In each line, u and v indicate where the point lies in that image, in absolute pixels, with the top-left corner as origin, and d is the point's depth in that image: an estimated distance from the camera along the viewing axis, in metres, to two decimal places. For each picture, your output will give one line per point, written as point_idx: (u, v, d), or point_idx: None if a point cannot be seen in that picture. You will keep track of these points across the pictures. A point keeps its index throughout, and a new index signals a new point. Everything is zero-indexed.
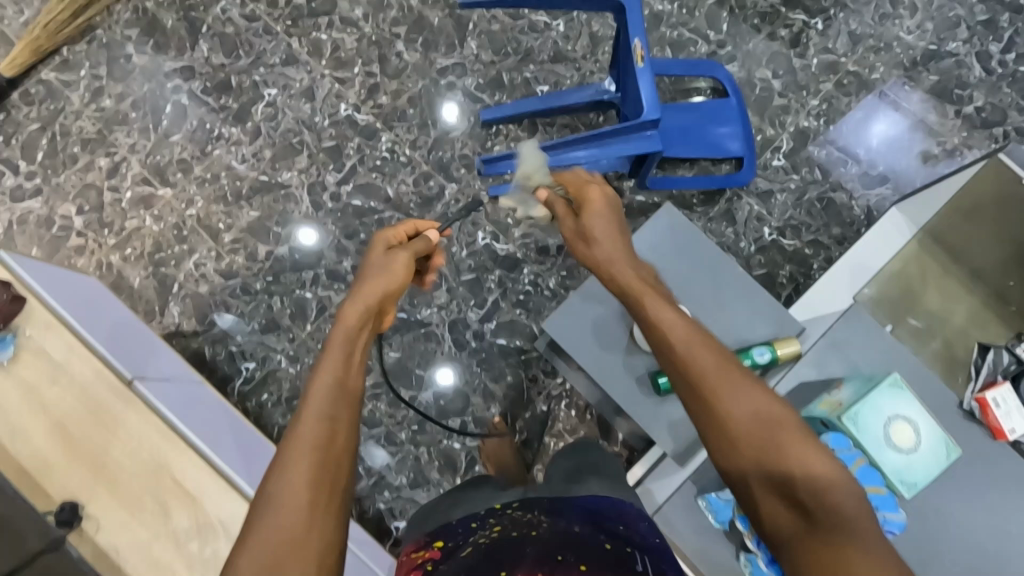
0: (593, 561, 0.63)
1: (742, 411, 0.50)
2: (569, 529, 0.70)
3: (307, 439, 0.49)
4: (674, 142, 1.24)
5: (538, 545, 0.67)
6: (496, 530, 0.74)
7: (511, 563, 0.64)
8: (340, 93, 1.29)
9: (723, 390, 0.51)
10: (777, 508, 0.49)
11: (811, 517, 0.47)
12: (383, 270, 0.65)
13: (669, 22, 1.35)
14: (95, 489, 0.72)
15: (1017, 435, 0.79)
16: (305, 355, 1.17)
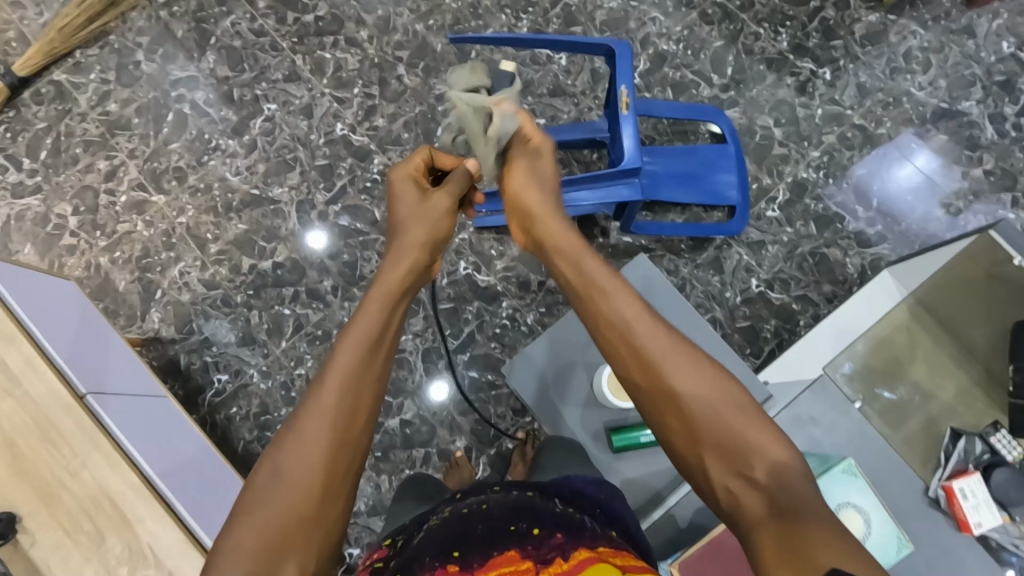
0: (545, 524, 0.65)
1: (694, 389, 0.52)
2: (520, 497, 0.71)
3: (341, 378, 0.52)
4: (666, 185, 1.22)
5: (488, 521, 0.67)
6: (445, 510, 0.72)
7: (467, 545, 0.63)
8: (337, 113, 1.30)
9: (671, 367, 0.53)
10: (737, 491, 0.49)
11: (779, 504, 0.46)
12: (423, 213, 0.67)
13: (673, 63, 1.33)
14: (34, 505, 0.72)
15: (983, 528, 0.84)
16: (278, 371, 1.18)
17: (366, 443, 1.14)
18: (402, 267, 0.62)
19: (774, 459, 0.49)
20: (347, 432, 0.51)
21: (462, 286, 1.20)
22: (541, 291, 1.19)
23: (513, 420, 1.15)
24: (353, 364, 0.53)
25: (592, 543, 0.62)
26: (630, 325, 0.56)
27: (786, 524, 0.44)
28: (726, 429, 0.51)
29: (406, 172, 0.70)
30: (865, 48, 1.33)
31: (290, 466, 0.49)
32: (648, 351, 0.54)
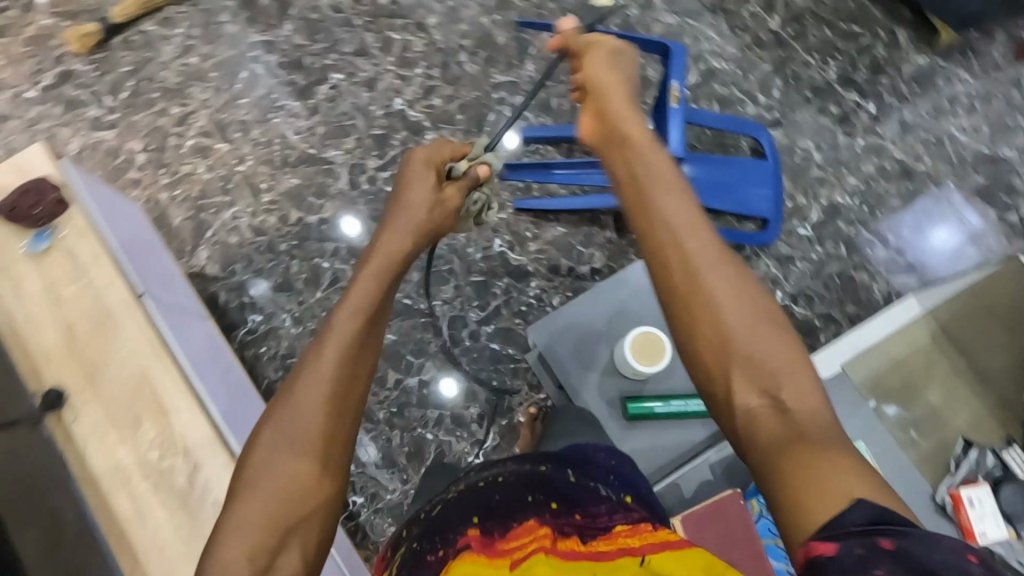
0: (562, 500, 0.68)
1: (732, 310, 0.57)
2: (534, 469, 0.72)
3: (329, 366, 0.61)
4: (702, 192, 1.26)
5: (505, 492, 0.68)
6: (460, 480, 0.72)
7: (487, 513, 0.64)
8: (398, 89, 1.37)
9: (719, 285, 0.58)
10: (757, 409, 0.55)
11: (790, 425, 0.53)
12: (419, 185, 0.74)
13: (722, 80, 1.38)
14: (81, 383, 0.77)
15: (987, 536, 0.87)
16: (308, 319, 1.23)
17: (384, 396, 1.17)
18: (401, 245, 0.72)
19: (793, 390, 0.55)
20: (340, 402, 0.60)
21: (494, 262, 1.24)
22: (569, 276, 1.24)
23: (527, 395, 1.18)
24: (338, 353, 0.62)
25: (607, 518, 0.64)
26: (677, 237, 0.60)
27: (799, 453, 0.50)
28: (755, 350, 0.56)
29: (424, 155, 0.77)
30: (912, 88, 1.37)
31: (297, 434, 0.58)
32: (700, 268, 0.59)
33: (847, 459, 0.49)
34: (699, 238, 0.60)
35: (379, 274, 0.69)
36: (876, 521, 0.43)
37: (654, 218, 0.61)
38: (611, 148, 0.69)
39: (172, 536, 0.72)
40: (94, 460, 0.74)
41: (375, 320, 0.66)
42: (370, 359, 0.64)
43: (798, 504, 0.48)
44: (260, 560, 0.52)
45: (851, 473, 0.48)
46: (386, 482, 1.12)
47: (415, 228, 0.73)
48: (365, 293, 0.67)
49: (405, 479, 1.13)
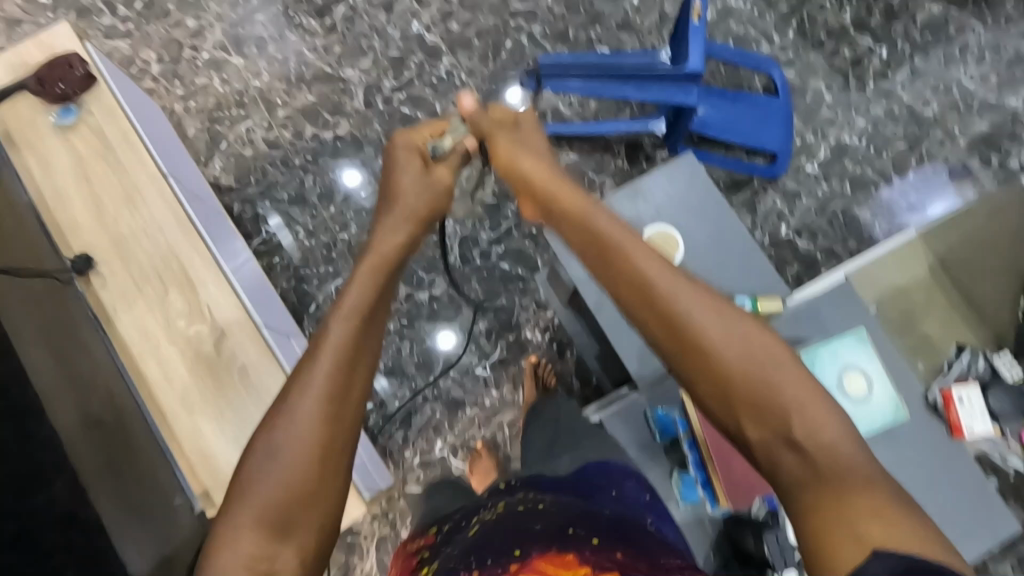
0: (604, 536, 0.57)
1: (727, 344, 0.53)
2: (574, 504, 0.65)
3: (333, 347, 0.53)
4: (716, 127, 1.28)
5: (546, 522, 0.60)
6: (501, 508, 0.65)
7: (528, 540, 0.56)
8: (415, 12, 1.37)
9: (699, 318, 0.54)
10: (776, 454, 0.51)
11: (814, 467, 0.50)
12: (415, 177, 0.68)
13: (739, 19, 1.39)
14: (109, 253, 0.79)
15: (973, 433, 0.90)
16: (322, 233, 1.24)
17: (394, 309, 1.18)
18: (395, 239, 0.64)
19: (812, 419, 0.51)
20: (338, 416, 0.51)
21: (507, 185, 1.26)
22: (580, 202, 1.27)
23: (535, 313, 1.20)
24: (337, 345, 0.53)
25: (647, 565, 0.53)
26: (657, 287, 0.55)
27: (828, 508, 0.47)
28: (764, 381, 0.52)
29: (410, 140, 0.70)
30: (924, 35, 1.39)
31: (284, 454, 0.49)
32: (681, 313, 0.54)
33: (880, 504, 0.46)
34: (673, 286, 0.55)
35: (372, 276, 0.60)
36: (904, 566, 0.40)
37: (621, 273, 0.57)
38: (551, 214, 0.65)
39: (199, 397, 0.76)
40: (123, 324, 0.77)
41: (371, 316, 0.57)
42: (369, 364, 0.55)
43: (827, 556, 0.44)
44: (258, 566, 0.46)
45: (879, 524, 0.45)
46: (395, 390, 1.15)
47: (407, 228, 0.65)
48: (358, 292, 0.58)
49: (414, 388, 1.16)
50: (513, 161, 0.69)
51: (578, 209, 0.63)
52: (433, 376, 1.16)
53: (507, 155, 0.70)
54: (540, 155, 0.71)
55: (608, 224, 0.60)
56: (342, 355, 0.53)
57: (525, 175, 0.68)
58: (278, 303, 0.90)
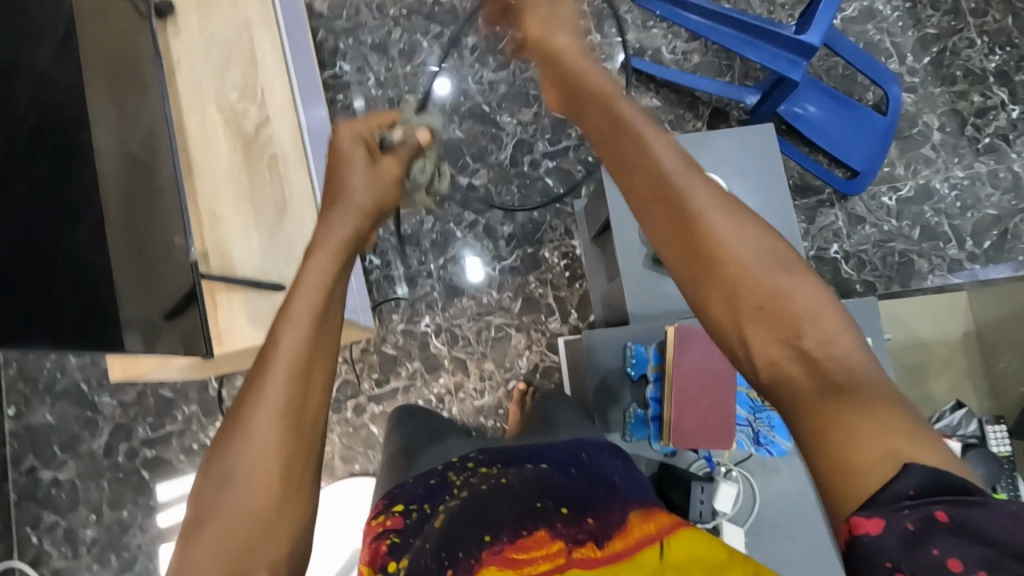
0: (575, 505, 0.61)
1: (746, 246, 0.47)
2: (538, 471, 0.65)
3: (285, 352, 0.48)
4: (810, 126, 1.22)
5: (512, 497, 0.60)
6: (464, 490, 0.63)
7: (497, 527, 0.56)
8: None
9: (714, 216, 0.48)
10: (781, 360, 0.45)
11: (835, 385, 0.42)
12: (368, 176, 0.61)
13: (879, 25, 1.30)
14: (193, 11, 0.82)
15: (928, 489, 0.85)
16: (390, 88, 1.24)
17: None
18: (344, 230, 0.57)
19: (826, 329, 0.45)
20: (298, 423, 0.47)
21: None
22: None
23: (560, 237, 1.19)
24: (292, 351, 0.48)
25: (618, 512, 0.59)
26: (673, 172, 0.50)
27: (862, 443, 0.39)
28: (776, 295, 0.46)
29: (356, 130, 0.63)
30: None
31: (239, 483, 0.45)
32: (692, 202, 0.49)
33: (899, 416, 0.40)
34: (678, 167, 0.50)
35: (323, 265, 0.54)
36: (930, 490, 0.36)
37: (634, 151, 0.51)
38: (580, 100, 0.58)
39: (227, 167, 0.78)
40: (184, 78, 0.80)
41: (324, 315, 0.51)
42: (325, 366, 0.50)
43: (844, 474, 0.39)
44: None
45: (900, 434, 0.39)
46: (405, 257, 1.17)
47: (357, 218, 0.58)
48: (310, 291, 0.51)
49: (422, 262, 1.17)
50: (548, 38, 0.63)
51: (589, 86, 0.58)
52: (443, 258, 1.17)
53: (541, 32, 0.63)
54: (584, 44, 0.63)
55: (634, 114, 0.54)
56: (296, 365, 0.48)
57: (557, 52, 0.62)
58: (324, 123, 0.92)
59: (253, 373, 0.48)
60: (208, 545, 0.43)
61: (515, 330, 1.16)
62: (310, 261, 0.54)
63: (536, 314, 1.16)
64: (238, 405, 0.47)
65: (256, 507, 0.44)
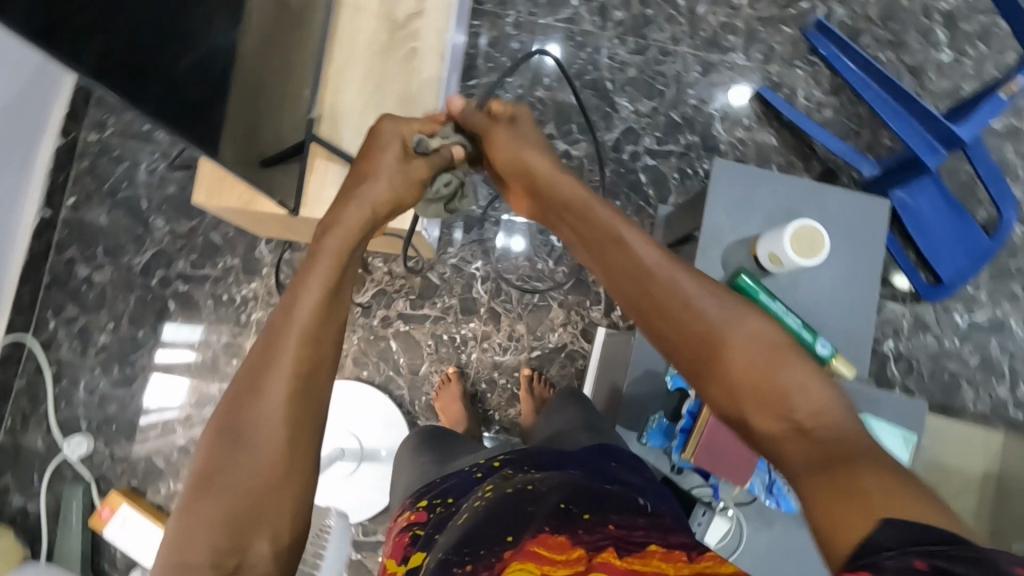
0: (600, 514, 0.56)
1: (738, 350, 0.57)
2: (571, 475, 0.62)
3: (288, 351, 0.56)
4: (912, 217, 1.17)
5: (537, 500, 0.57)
6: (490, 491, 0.61)
7: (522, 527, 0.54)
8: None
9: (722, 334, 0.59)
10: (781, 435, 0.53)
11: (833, 456, 0.48)
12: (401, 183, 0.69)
13: (1019, 148, 1.25)
14: None
15: None
16: (524, 31, 1.22)
17: None
18: (360, 215, 0.66)
19: (814, 402, 0.53)
20: (298, 405, 0.56)
21: (698, 119, 1.22)
22: None
23: None
24: (291, 352, 0.56)
25: (644, 533, 0.54)
26: (675, 287, 0.62)
27: (842, 489, 0.44)
28: (763, 382, 0.55)
29: (398, 127, 0.70)
30: None
31: (251, 447, 0.53)
32: (705, 331, 0.59)
33: (892, 477, 0.44)
34: (671, 283, 0.63)
35: (323, 256, 0.62)
36: (912, 544, 0.37)
37: (659, 287, 0.62)
38: (545, 196, 0.71)
39: (366, 45, 0.81)
40: None
41: (322, 321, 0.59)
42: (321, 359, 0.58)
43: (827, 524, 0.43)
44: (231, 547, 0.51)
45: (888, 491, 0.42)
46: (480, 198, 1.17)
47: (377, 203, 0.67)
48: (312, 295, 0.59)
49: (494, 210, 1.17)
50: (520, 155, 0.71)
51: (596, 213, 0.68)
52: (516, 211, 1.17)
53: (506, 152, 0.71)
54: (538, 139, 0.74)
55: (607, 215, 0.68)
56: (300, 346, 0.57)
57: (534, 174, 0.71)
58: (461, 52, 0.96)
59: (257, 364, 0.56)
60: (218, 503, 0.52)
61: (557, 304, 1.16)
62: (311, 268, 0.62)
63: (582, 297, 1.16)
64: (240, 389, 0.56)
65: (263, 474, 0.53)
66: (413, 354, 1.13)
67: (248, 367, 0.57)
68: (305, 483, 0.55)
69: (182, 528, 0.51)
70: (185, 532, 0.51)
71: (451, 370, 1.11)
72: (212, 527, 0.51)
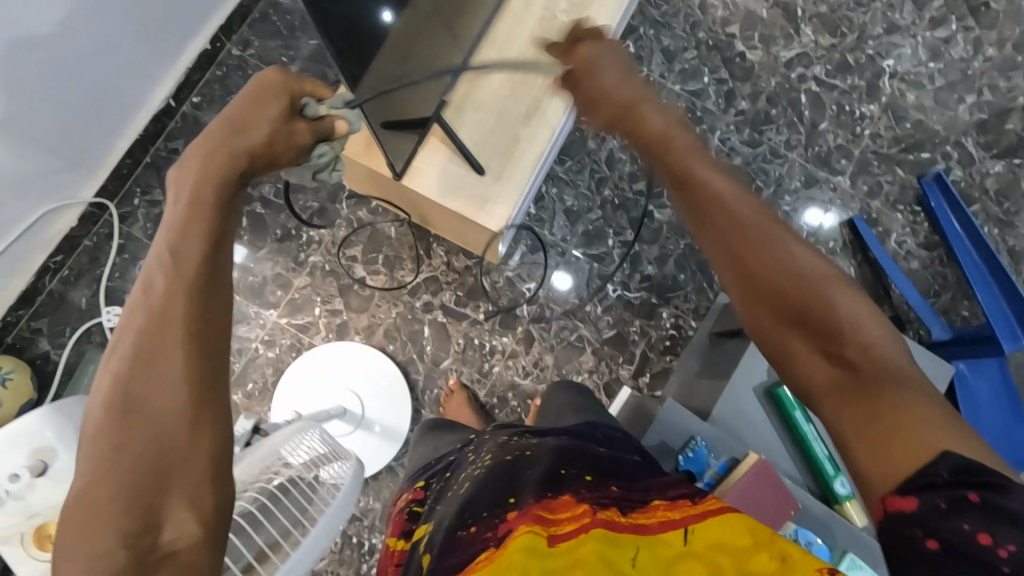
0: (597, 474, 0.59)
1: (763, 261, 0.51)
2: (565, 442, 0.66)
3: (176, 298, 0.45)
4: (963, 389, 1.11)
5: (531, 467, 0.62)
6: (490, 459, 0.68)
7: (522, 488, 0.57)
8: (902, 53, 1.28)
9: (771, 255, 0.51)
10: (822, 373, 0.49)
11: (867, 386, 0.47)
12: (262, 120, 0.52)
13: None
14: None
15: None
16: (650, 90, 1.26)
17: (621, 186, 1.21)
18: (251, 139, 0.51)
19: (863, 334, 0.48)
20: (196, 357, 0.44)
21: (786, 226, 1.23)
22: None
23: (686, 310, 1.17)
24: (179, 295, 0.45)
25: (643, 492, 0.57)
26: (731, 202, 0.52)
27: (885, 426, 0.45)
28: (816, 316, 0.49)
29: (275, 83, 0.54)
30: None
31: (147, 419, 0.43)
32: (753, 254, 0.51)
33: (942, 414, 0.45)
34: (739, 204, 0.52)
35: (211, 164, 0.49)
36: (964, 473, 0.42)
37: (718, 204, 0.52)
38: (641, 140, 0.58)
39: None
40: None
41: (214, 253, 0.47)
42: (215, 297, 0.47)
43: (870, 469, 0.45)
44: (138, 538, 0.41)
45: (939, 428, 0.44)
46: (555, 225, 1.19)
47: (258, 138, 0.51)
48: (196, 227, 0.47)
49: (564, 241, 1.19)
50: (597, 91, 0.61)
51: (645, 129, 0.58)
52: (583, 249, 1.18)
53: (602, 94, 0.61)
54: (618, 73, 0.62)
55: (690, 154, 0.55)
56: (192, 287, 0.45)
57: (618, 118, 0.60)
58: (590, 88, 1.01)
59: (133, 327, 0.44)
60: (109, 496, 0.41)
61: (590, 350, 1.16)
62: (184, 203, 0.47)
63: (617, 352, 1.16)
64: (121, 360, 0.43)
65: (167, 441, 0.42)
66: (440, 347, 1.15)
67: (129, 326, 0.44)
68: (224, 434, 0.45)
69: (71, 525, 0.40)
70: (69, 541, 0.40)
71: (453, 382, 1.12)
72: (109, 510, 0.40)
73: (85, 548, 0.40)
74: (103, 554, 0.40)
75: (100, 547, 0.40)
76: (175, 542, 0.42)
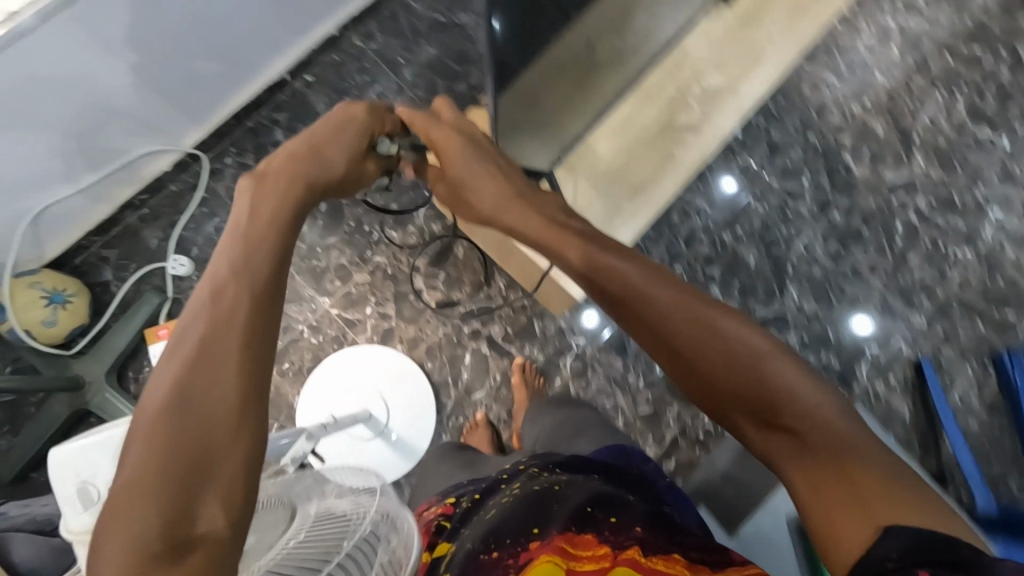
0: (624, 515, 0.56)
1: (687, 338, 0.48)
2: (602, 483, 0.63)
3: (229, 288, 0.44)
4: None
5: (561, 500, 0.58)
6: (519, 488, 0.64)
7: (547, 521, 0.55)
8: (1011, 208, 1.24)
9: (690, 331, 0.48)
10: (766, 441, 0.46)
11: (812, 451, 0.44)
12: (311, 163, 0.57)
13: None
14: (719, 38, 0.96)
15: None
16: (747, 178, 1.25)
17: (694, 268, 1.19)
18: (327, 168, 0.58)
19: (795, 394, 0.45)
20: (244, 341, 0.42)
21: (849, 348, 1.19)
22: None
23: None
24: (229, 280, 0.44)
25: (670, 543, 0.53)
26: (645, 285, 0.50)
27: (840, 489, 0.42)
28: (753, 386, 0.46)
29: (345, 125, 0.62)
30: None
31: (192, 403, 0.39)
32: (676, 332, 0.48)
33: (889, 482, 0.42)
34: (647, 279, 0.50)
35: (297, 185, 0.54)
36: (920, 547, 0.37)
37: (630, 292, 0.50)
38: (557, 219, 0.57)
39: None
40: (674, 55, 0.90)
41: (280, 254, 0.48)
42: (267, 290, 0.45)
43: (828, 540, 0.42)
44: (172, 531, 0.35)
45: (885, 497, 0.41)
46: None
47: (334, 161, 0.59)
48: (261, 223, 0.49)
49: None
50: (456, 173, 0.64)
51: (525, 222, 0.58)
52: None
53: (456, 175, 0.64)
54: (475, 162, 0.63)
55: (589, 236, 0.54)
56: (250, 284, 0.44)
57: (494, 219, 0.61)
58: None
59: (184, 321, 0.42)
60: (145, 478, 0.36)
61: (622, 421, 1.14)
62: (252, 209, 0.50)
63: (648, 431, 1.14)
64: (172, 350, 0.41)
65: (210, 421, 0.38)
66: (477, 377, 1.15)
67: (199, 316, 0.42)
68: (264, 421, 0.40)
69: (112, 506, 0.36)
70: (106, 533, 0.35)
71: (479, 415, 1.11)
72: (154, 488, 0.36)
73: (118, 541, 0.35)
74: (136, 536, 0.35)
75: (134, 527, 0.35)
76: (208, 530, 0.36)
